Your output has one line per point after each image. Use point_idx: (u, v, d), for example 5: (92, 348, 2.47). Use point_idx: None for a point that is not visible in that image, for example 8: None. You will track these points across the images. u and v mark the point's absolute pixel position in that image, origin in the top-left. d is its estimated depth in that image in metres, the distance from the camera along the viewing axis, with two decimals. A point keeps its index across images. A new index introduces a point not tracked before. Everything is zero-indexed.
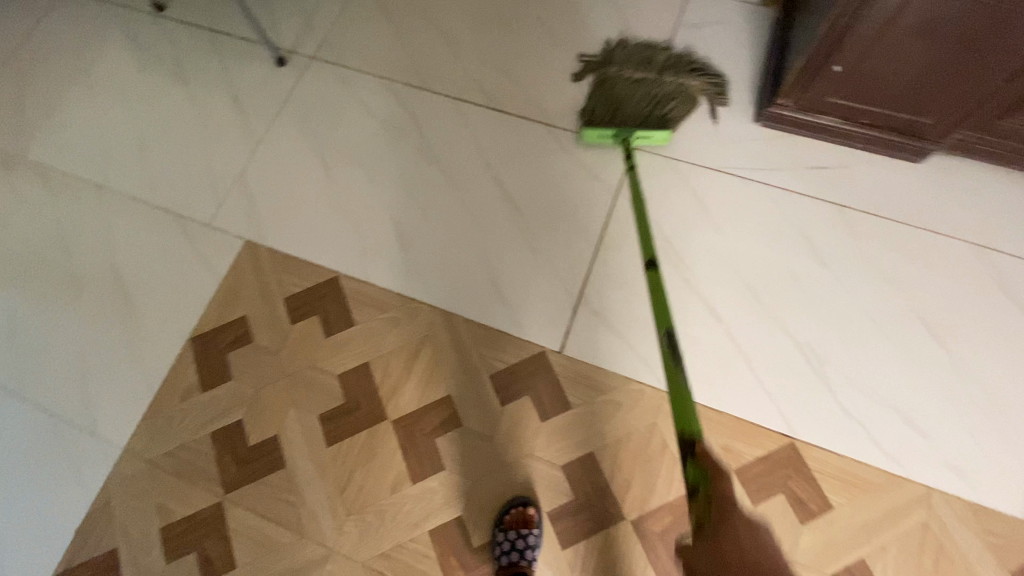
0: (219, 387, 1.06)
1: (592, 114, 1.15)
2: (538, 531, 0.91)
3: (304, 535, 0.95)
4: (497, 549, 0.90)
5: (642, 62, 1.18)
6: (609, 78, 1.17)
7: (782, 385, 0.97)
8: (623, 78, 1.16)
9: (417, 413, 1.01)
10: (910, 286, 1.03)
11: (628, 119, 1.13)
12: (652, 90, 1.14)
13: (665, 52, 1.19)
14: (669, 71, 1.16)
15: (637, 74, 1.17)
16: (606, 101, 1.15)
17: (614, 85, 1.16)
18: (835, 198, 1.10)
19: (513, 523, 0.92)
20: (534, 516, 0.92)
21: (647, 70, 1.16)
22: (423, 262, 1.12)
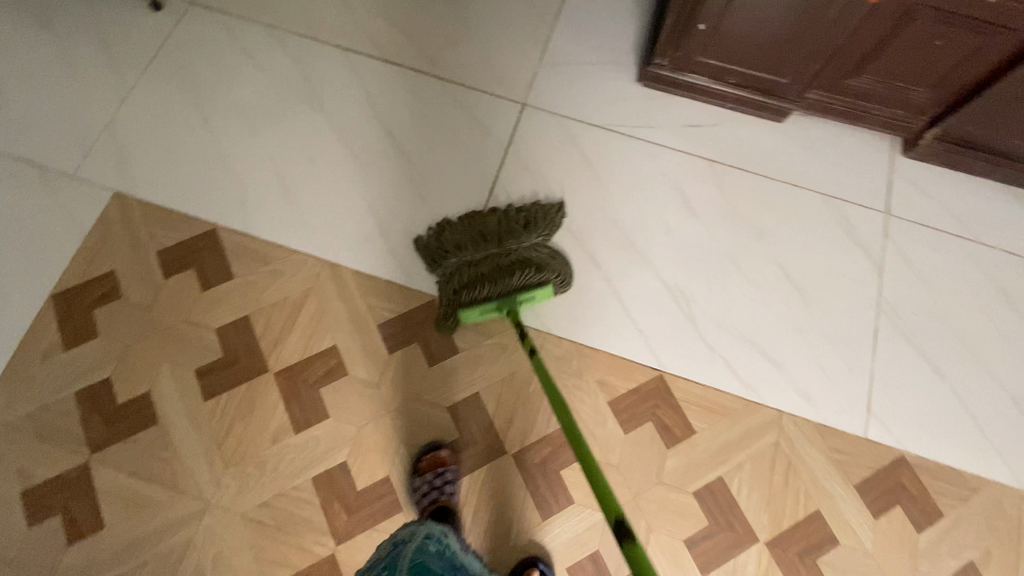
0: (84, 345, 0.99)
1: (465, 306, 0.97)
2: (454, 467, 0.94)
3: (179, 490, 0.92)
4: (417, 493, 0.91)
5: (480, 234, 1.00)
6: (454, 261, 0.99)
7: (652, 323, 1.04)
8: (471, 259, 0.98)
9: (301, 363, 1.00)
10: (770, 234, 1.13)
11: (508, 287, 0.96)
12: (507, 258, 0.98)
13: (499, 212, 1.04)
14: (512, 236, 0.99)
15: (479, 252, 0.99)
16: (460, 274, 0.98)
17: (469, 266, 0.98)
18: (707, 153, 1.17)
19: (428, 467, 0.93)
20: (447, 457, 0.94)
21: (491, 239, 0.99)
22: (310, 216, 1.10)
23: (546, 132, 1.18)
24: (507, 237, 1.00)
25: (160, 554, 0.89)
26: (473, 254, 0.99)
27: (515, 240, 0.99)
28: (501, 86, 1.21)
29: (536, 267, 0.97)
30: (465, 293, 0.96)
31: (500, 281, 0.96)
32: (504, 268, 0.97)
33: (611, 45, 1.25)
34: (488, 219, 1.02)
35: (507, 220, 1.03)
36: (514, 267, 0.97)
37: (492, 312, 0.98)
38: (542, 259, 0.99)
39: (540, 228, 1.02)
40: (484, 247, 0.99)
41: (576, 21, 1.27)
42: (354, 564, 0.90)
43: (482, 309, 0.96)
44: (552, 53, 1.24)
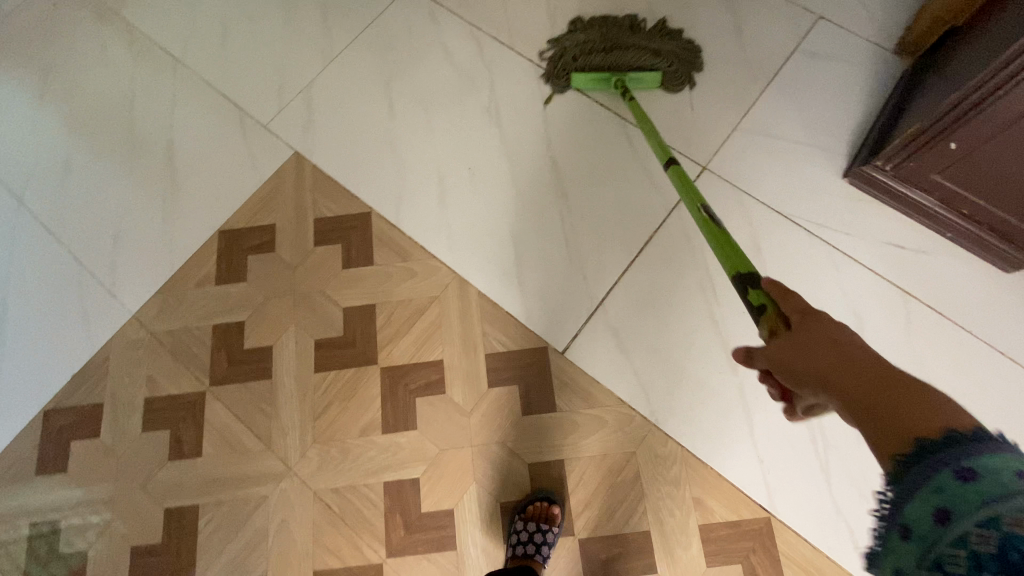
0: (232, 284, 1.08)
1: (588, 61, 1.13)
2: (557, 529, 0.89)
3: (270, 448, 0.98)
4: (514, 537, 0.88)
5: (612, 19, 1.17)
6: (580, 37, 1.16)
7: (775, 455, 0.92)
8: (590, 41, 1.15)
9: (406, 367, 1.01)
10: (950, 399, 0.95)
11: (621, 63, 1.12)
12: (628, 39, 1.13)
13: (632, 17, 1.18)
14: (637, 29, 1.16)
15: (610, 29, 1.16)
16: (582, 47, 1.15)
17: (597, 38, 1.15)
18: (902, 283, 1.00)
19: (534, 516, 0.90)
20: (556, 515, 0.90)
21: (616, 28, 1.16)
22: (456, 224, 1.10)
23: (719, 206, 1.07)
24: (628, 27, 1.16)
25: (237, 500, 0.95)
26: (596, 39, 1.15)
27: (636, 32, 1.15)
28: (685, 142, 1.12)
29: (653, 52, 1.12)
30: (586, 56, 1.14)
31: (617, 54, 1.12)
32: (621, 49, 1.13)
33: (824, 128, 1.10)
34: (619, 19, 1.18)
35: (630, 20, 1.17)
36: (631, 45, 1.13)
37: (601, 82, 1.13)
38: (660, 41, 1.14)
39: (664, 31, 1.16)
40: (607, 34, 1.15)
41: (791, 91, 1.13)
42: None
43: (592, 78, 1.12)
44: (752, 119, 1.12)
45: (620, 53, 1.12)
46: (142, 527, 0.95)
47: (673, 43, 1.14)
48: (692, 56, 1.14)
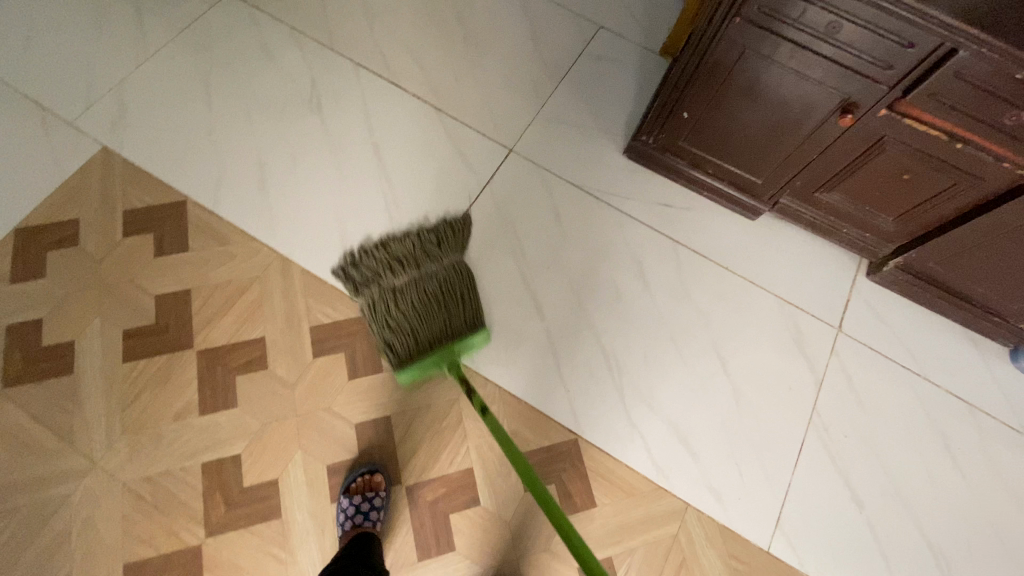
0: (26, 282, 1.02)
1: (395, 338, 0.98)
2: (384, 494, 0.92)
3: (70, 445, 0.92)
4: (341, 516, 0.89)
5: (398, 260, 1.04)
6: (375, 294, 1.01)
7: (579, 386, 1.04)
8: (392, 306, 1.00)
9: (226, 347, 1.00)
10: (718, 324, 1.13)
11: (450, 327, 1.00)
12: (426, 280, 1.02)
13: (413, 236, 1.08)
14: (427, 260, 1.04)
15: (404, 279, 1.02)
16: (385, 321, 0.99)
17: (381, 304, 1.00)
18: (675, 233, 1.19)
19: (358, 490, 0.92)
20: (380, 481, 0.93)
21: (410, 275, 1.02)
22: (278, 209, 1.13)
23: (525, 179, 1.21)
24: (417, 267, 1.03)
25: (29, 506, 0.88)
26: (392, 290, 1.01)
27: (423, 260, 1.04)
28: (494, 129, 1.26)
29: (451, 283, 1.02)
30: (393, 334, 0.98)
31: (425, 313, 0.99)
32: (428, 319, 0.99)
33: (607, 114, 1.30)
34: (398, 249, 1.06)
35: (422, 244, 1.06)
36: (433, 300, 1.00)
37: (434, 367, 0.98)
38: (453, 280, 1.03)
39: (450, 250, 1.07)
40: (405, 287, 1.01)
41: (580, 85, 1.33)
42: (216, 562, 0.87)
43: (421, 364, 0.97)
44: (550, 108, 1.29)
45: (427, 305, 0.99)
46: None
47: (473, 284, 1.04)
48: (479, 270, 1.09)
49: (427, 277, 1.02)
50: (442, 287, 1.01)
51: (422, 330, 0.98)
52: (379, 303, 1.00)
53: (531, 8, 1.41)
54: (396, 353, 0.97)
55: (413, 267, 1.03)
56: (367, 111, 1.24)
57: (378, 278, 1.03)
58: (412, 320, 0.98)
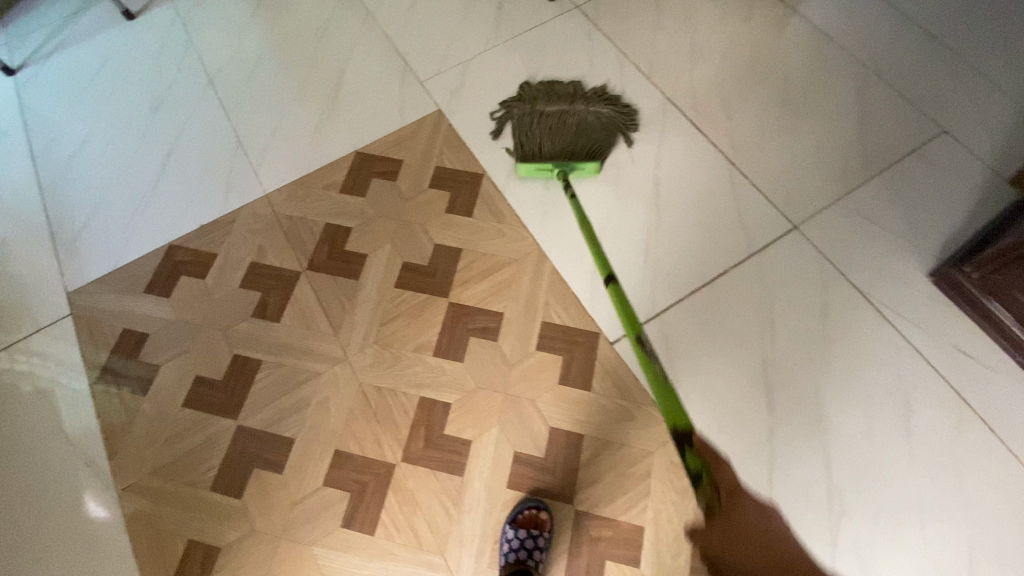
0: (351, 195, 1.24)
1: (529, 137, 1.24)
2: (548, 535, 0.91)
3: (335, 335, 1.10)
4: (505, 545, 0.90)
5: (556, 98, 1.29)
6: (525, 110, 1.28)
7: (786, 503, 0.93)
8: (539, 126, 1.26)
9: (471, 309, 1.11)
10: (983, 515, 0.92)
11: (570, 155, 1.22)
12: (569, 134, 1.24)
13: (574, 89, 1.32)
14: (582, 109, 1.27)
15: (551, 106, 1.28)
16: (525, 132, 1.25)
17: (528, 119, 1.27)
18: (962, 388, 1.00)
19: (524, 523, 0.92)
20: (545, 521, 0.92)
21: (559, 105, 1.28)
22: (553, 206, 1.21)
23: (799, 262, 1.12)
24: (569, 104, 1.28)
25: (293, 367, 1.07)
26: (539, 114, 1.27)
27: (575, 104, 1.27)
28: (782, 200, 1.19)
29: (589, 136, 1.24)
30: (525, 136, 1.24)
31: (558, 146, 1.23)
32: (561, 133, 1.24)
33: (920, 225, 1.14)
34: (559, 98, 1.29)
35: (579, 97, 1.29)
36: (575, 138, 1.24)
37: (546, 171, 1.21)
38: (592, 129, 1.25)
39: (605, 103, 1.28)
40: (550, 115, 1.27)
41: (898, 186, 1.18)
42: (401, 487, 0.97)
43: (539, 167, 1.20)
44: (853, 198, 1.18)
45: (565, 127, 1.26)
46: (210, 362, 1.09)
47: (606, 133, 1.25)
48: (624, 124, 1.28)
49: (574, 112, 1.27)
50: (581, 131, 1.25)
51: (543, 142, 1.23)
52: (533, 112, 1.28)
53: (867, 90, 1.30)
54: (522, 153, 1.23)
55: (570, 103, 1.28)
56: (663, 144, 1.27)
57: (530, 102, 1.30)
58: (546, 141, 1.23)
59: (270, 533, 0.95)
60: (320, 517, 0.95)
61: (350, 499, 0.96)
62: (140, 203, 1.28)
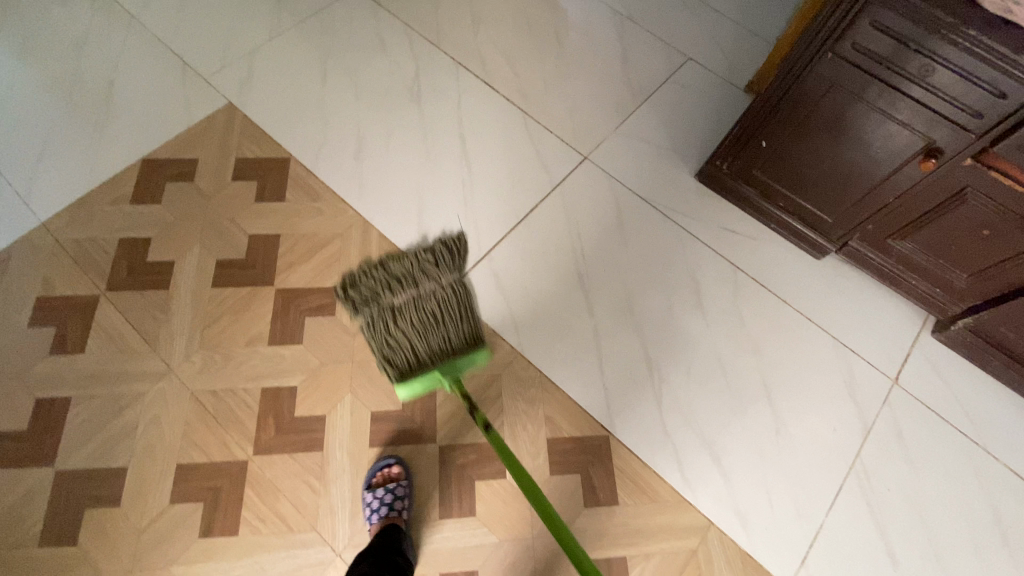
0: (146, 205, 1.16)
1: (393, 347, 0.93)
2: (406, 483, 0.94)
3: (155, 350, 1.02)
4: (368, 508, 0.90)
5: (397, 279, 0.97)
6: (370, 298, 0.96)
7: (619, 386, 1.06)
8: (394, 321, 0.93)
9: (301, 290, 1.10)
10: (767, 353, 1.12)
11: (443, 348, 0.94)
12: (420, 296, 0.95)
13: (410, 254, 1.01)
14: (424, 280, 0.97)
15: (399, 295, 0.96)
16: (388, 330, 0.93)
17: (381, 333, 0.93)
18: (735, 258, 1.21)
19: (380, 483, 0.94)
20: (400, 472, 0.95)
21: (407, 289, 0.96)
22: (367, 178, 1.24)
23: (596, 185, 1.26)
24: (416, 287, 0.96)
25: (110, 395, 0.98)
26: (391, 309, 0.94)
27: (422, 279, 0.97)
28: (572, 135, 1.33)
29: (442, 310, 0.94)
30: (386, 342, 0.93)
31: (421, 330, 0.93)
32: (429, 319, 0.93)
33: (683, 136, 1.34)
34: (398, 268, 0.98)
35: (418, 262, 0.99)
36: (446, 324, 0.94)
37: (433, 381, 0.94)
38: (455, 296, 0.96)
39: (449, 269, 0.99)
40: (405, 306, 0.95)
41: (661, 108, 1.38)
42: (259, 479, 0.94)
43: (420, 381, 0.92)
44: (629, 124, 1.35)
45: (427, 324, 0.93)
46: (6, 415, 0.96)
47: (472, 314, 0.96)
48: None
49: (420, 293, 0.96)
50: (457, 322, 0.95)
51: (419, 346, 0.92)
52: (382, 312, 0.94)
53: (624, 32, 1.49)
54: (396, 373, 0.92)
55: (410, 280, 0.97)
56: (460, 104, 1.35)
57: (376, 296, 0.96)
58: (415, 338, 0.93)
59: (119, 569, 0.87)
60: (174, 535, 0.89)
61: (205, 507, 0.91)
62: None
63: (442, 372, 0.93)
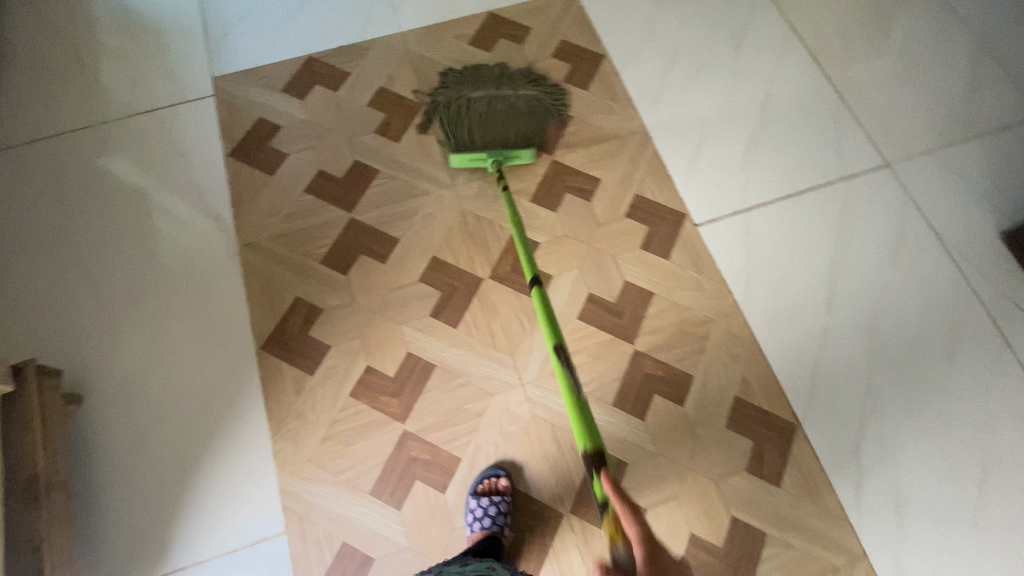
0: (479, 50, 1.33)
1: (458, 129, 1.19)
2: (510, 498, 0.92)
3: (446, 163, 1.20)
4: (470, 516, 0.91)
5: (480, 81, 1.24)
6: (452, 98, 1.22)
7: (824, 387, 1.02)
8: (465, 109, 1.21)
9: (570, 170, 1.21)
10: (1003, 439, 1.00)
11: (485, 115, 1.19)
12: (489, 94, 1.22)
13: (495, 68, 1.27)
14: (505, 84, 1.23)
15: (477, 90, 1.22)
16: (454, 114, 1.21)
17: (449, 110, 1.21)
18: (1013, 333, 1.07)
19: (486, 491, 0.93)
20: (505, 487, 0.94)
21: (487, 89, 1.22)
22: (662, 99, 1.29)
23: (885, 196, 1.18)
24: (496, 90, 1.22)
25: (404, 181, 1.18)
26: (467, 100, 1.21)
27: (503, 87, 1.23)
28: (880, 140, 1.24)
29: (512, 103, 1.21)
30: (453, 125, 1.19)
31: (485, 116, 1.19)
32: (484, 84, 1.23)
33: (1006, 188, 1.19)
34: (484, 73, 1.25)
35: (505, 75, 1.26)
36: (497, 103, 1.21)
37: (480, 161, 1.15)
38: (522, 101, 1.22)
39: (528, 88, 1.24)
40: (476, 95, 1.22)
41: (995, 151, 1.23)
42: (485, 298, 1.08)
43: (467, 158, 1.15)
44: (949, 152, 1.23)
45: (489, 109, 1.20)
46: (333, 160, 1.21)
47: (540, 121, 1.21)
48: (552, 105, 1.25)
49: (488, 92, 1.22)
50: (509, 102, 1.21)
51: (476, 126, 1.18)
52: (456, 99, 1.22)
53: (988, 59, 1.33)
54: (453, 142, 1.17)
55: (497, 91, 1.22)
56: (778, 65, 1.32)
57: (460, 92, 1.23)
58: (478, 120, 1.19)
59: (367, 306, 1.07)
60: (411, 304, 1.08)
61: (440, 297, 1.08)
62: (287, 16, 1.37)
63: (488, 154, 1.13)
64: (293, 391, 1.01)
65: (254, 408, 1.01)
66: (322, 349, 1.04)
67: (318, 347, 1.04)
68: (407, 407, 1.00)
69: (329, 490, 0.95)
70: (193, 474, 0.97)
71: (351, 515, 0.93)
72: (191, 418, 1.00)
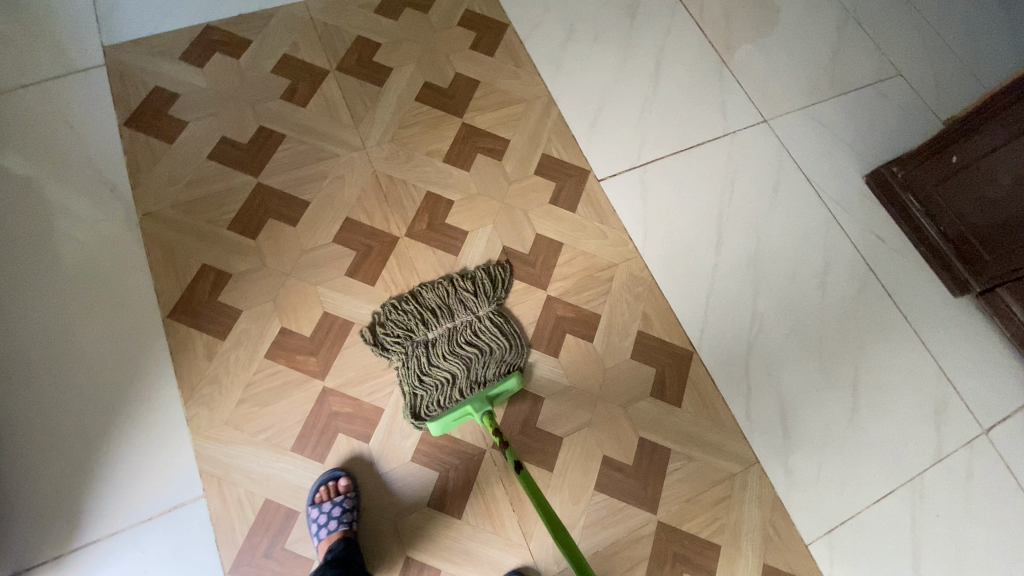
0: (384, 18, 1.34)
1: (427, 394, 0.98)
2: (353, 495, 0.91)
3: (356, 128, 1.21)
4: (314, 524, 0.88)
5: (431, 310, 1.04)
6: (411, 361, 1.00)
7: (718, 317, 1.13)
8: (428, 366, 0.99)
9: (480, 132, 1.25)
10: (867, 351, 1.14)
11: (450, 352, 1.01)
12: (458, 345, 1.01)
13: (445, 282, 1.07)
14: (462, 312, 1.05)
15: (431, 331, 1.02)
16: (418, 380, 0.99)
17: (413, 377, 0.99)
18: (872, 261, 1.22)
19: (325, 495, 0.91)
20: (344, 486, 0.92)
21: (443, 324, 1.03)
22: (564, 65, 1.35)
23: (764, 148, 1.31)
24: (451, 319, 1.04)
25: (313, 145, 1.18)
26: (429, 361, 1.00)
27: (456, 310, 1.05)
28: (759, 99, 1.37)
29: (474, 331, 1.03)
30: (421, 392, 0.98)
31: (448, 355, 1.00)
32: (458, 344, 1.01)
33: (863, 139, 1.35)
34: (430, 299, 1.05)
35: (453, 290, 1.07)
36: (461, 334, 1.02)
37: (466, 416, 0.96)
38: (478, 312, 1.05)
39: (485, 300, 1.06)
40: (439, 341, 1.02)
41: (854, 108, 1.39)
42: (401, 255, 1.10)
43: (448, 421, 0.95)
44: (816, 109, 1.38)
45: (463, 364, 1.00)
46: (237, 128, 1.18)
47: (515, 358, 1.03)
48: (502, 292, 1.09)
49: (453, 341, 1.02)
50: (471, 328, 1.03)
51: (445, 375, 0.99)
52: (415, 348, 1.01)
53: (846, 29, 1.50)
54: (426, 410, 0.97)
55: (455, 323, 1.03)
56: (668, 34, 1.43)
57: (426, 351, 1.01)
58: (449, 366, 1.00)
59: (279, 269, 1.06)
60: (326, 265, 1.08)
61: (355, 256, 1.09)
62: None
63: (472, 404, 0.95)
64: (204, 357, 0.99)
65: (163, 376, 0.98)
66: (234, 313, 1.02)
67: (230, 312, 1.03)
68: (326, 363, 1.01)
69: (248, 450, 0.94)
70: (97, 447, 0.93)
71: (273, 472, 0.93)
72: (93, 390, 0.96)
